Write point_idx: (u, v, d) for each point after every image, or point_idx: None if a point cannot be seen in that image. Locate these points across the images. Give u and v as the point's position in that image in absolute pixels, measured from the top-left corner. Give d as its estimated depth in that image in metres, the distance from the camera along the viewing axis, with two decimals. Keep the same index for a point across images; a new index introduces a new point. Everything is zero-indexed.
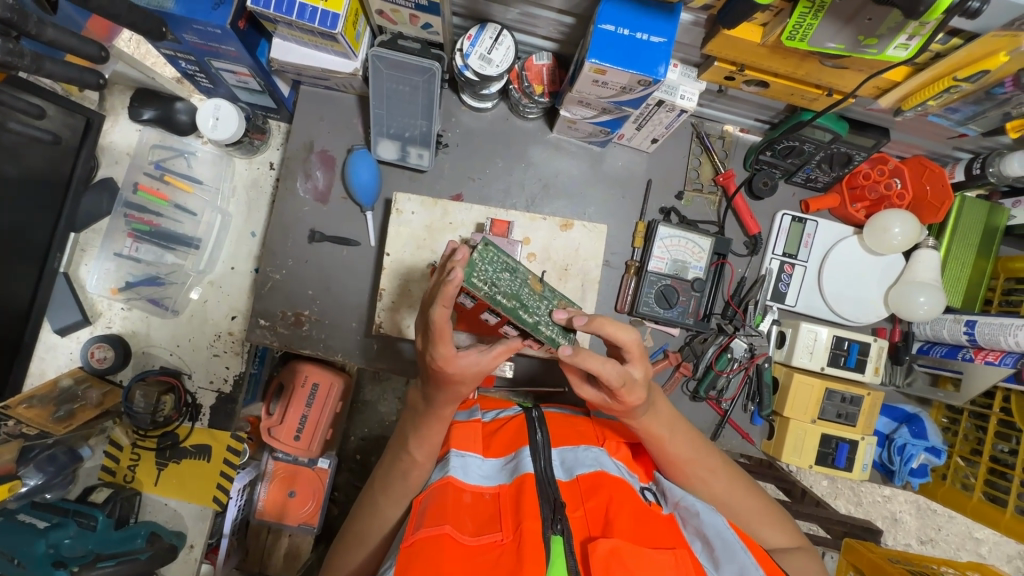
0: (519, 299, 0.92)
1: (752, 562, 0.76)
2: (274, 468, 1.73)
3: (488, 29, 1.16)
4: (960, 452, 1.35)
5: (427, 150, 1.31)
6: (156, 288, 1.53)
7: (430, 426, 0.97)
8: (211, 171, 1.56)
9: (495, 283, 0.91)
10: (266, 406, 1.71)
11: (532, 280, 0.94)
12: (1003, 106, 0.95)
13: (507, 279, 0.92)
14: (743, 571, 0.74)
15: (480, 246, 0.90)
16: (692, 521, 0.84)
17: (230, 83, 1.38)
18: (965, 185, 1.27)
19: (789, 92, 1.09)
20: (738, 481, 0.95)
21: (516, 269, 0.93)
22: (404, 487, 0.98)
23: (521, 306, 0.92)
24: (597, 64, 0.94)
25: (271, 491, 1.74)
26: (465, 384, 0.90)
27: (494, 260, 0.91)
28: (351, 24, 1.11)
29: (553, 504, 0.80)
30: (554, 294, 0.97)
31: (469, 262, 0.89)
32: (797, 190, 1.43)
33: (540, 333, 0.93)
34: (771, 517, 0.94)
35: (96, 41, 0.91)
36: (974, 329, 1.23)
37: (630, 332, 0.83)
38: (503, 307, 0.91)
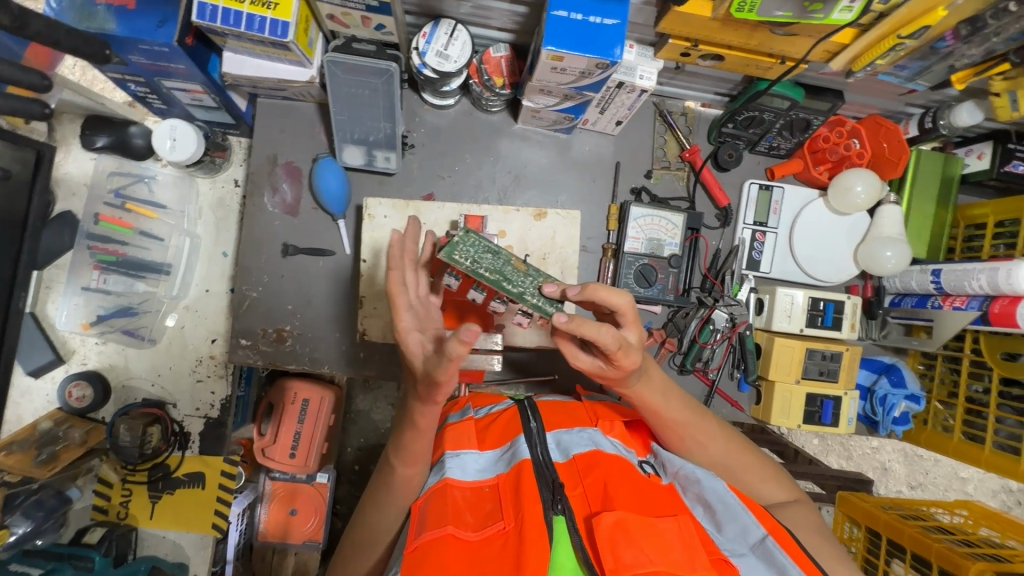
0: (503, 274, 0.89)
1: (754, 521, 0.78)
2: (271, 488, 1.72)
3: (442, 25, 1.15)
4: (937, 397, 1.40)
5: (393, 152, 1.29)
6: (130, 318, 1.50)
7: (406, 436, 0.94)
8: (174, 194, 1.52)
9: (479, 259, 0.89)
10: (258, 426, 1.69)
11: (516, 259, 0.92)
12: (947, 60, 0.97)
13: (489, 258, 0.90)
14: (746, 531, 0.77)
15: (461, 229, 0.89)
16: (693, 487, 0.85)
17: (184, 101, 1.35)
18: (919, 139, 1.31)
19: (744, 63, 1.11)
20: (734, 442, 0.97)
21: (499, 250, 0.92)
22: (396, 493, 0.96)
23: (504, 280, 0.89)
24: (554, 51, 0.93)
25: (272, 511, 1.73)
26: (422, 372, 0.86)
27: (477, 242, 0.90)
28: (302, 31, 1.09)
29: (551, 486, 0.81)
30: (540, 272, 0.93)
31: (450, 242, 0.88)
32: (761, 158, 1.46)
33: (525, 303, 0.89)
34: (766, 473, 0.96)
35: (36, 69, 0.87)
36: (940, 278, 1.27)
37: (623, 295, 0.82)
38: (486, 279, 0.88)
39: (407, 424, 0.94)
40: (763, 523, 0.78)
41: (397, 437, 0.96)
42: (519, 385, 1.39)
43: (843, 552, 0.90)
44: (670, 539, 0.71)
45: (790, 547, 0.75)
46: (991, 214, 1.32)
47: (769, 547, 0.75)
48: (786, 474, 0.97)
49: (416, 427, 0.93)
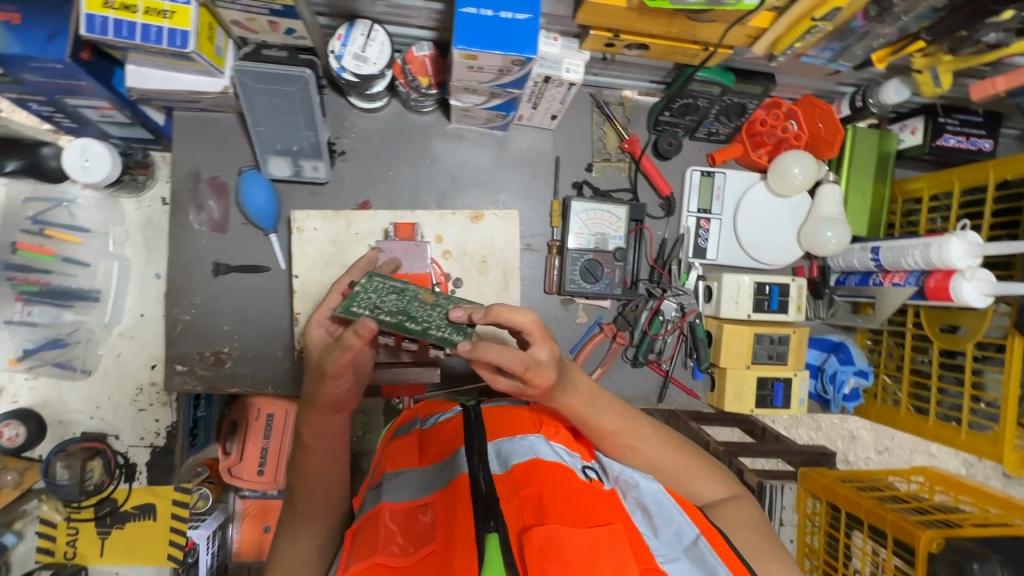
0: (406, 314, 0.92)
1: (687, 522, 0.79)
2: (242, 506, 1.66)
3: (358, 26, 1.10)
4: (885, 370, 1.42)
5: (320, 162, 1.24)
6: (60, 351, 1.41)
7: (303, 455, 0.96)
8: (97, 216, 1.43)
9: (381, 304, 0.94)
10: (223, 445, 1.60)
11: (422, 293, 0.93)
12: (864, 40, 0.99)
13: (393, 299, 0.94)
14: (680, 534, 0.77)
15: (362, 278, 0.95)
16: (633, 492, 0.86)
17: (95, 119, 1.27)
18: (852, 118, 1.31)
19: (669, 51, 1.09)
20: (670, 442, 0.95)
21: (403, 288, 0.94)
22: (313, 516, 0.95)
23: (409, 320, 0.92)
24: (465, 50, 0.90)
25: (245, 530, 1.67)
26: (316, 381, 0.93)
27: (379, 287, 0.94)
28: (206, 39, 1.03)
29: (485, 503, 0.77)
30: (449, 300, 0.94)
31: (351, 294, 0.95)
32: (701, 145, 1.44)
33: (430, 337, 0.91)
34: (703, 471, 0.96)
35: None
36: (879, 254, 1.28)
37: (526, 314, 0.80)
38: (389, 326, 0.91)
39: (297, 441, 0.98)
40: (696, 525, 0.79)
41: (297, 461, 0.97)
42: (471, 390, 1.37)
43: (779, 548, 0.92)
44: (600, 549, 0.69)
45: (721, 548, 0.76)
46: (925, 188, 1.33)
47: (702, 549, 0.75)
48: (723, 470, 0.97)
49: (304, 442, 0.96)
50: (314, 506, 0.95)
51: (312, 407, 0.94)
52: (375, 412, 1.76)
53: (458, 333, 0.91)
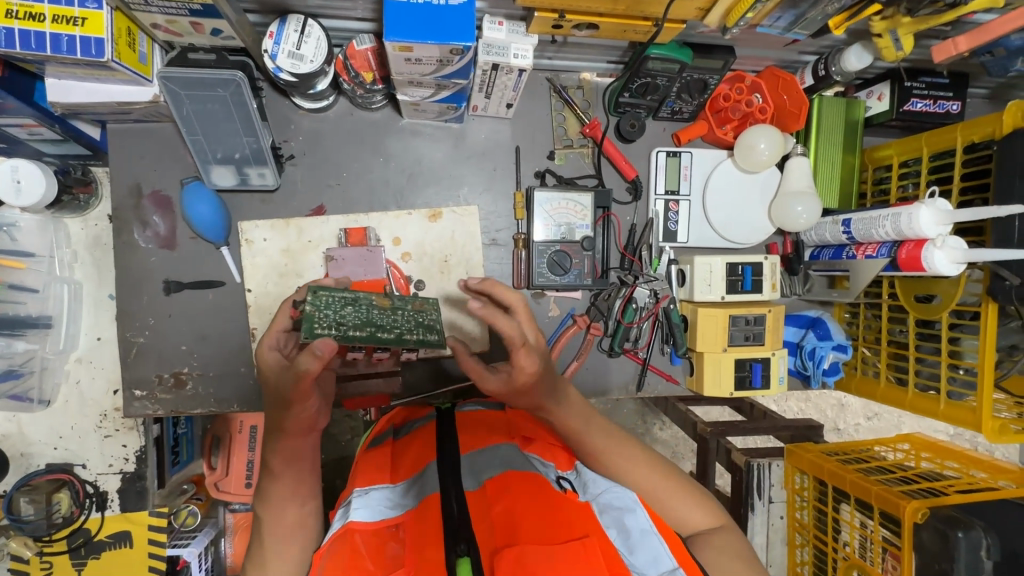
0: (373, 321, 0.93)
1: (666, 549, 0.73)
2: (233, 521, 1.61)
3: (290, 22, 1.03)
4: (864, 343, 1.40)
5: (266, 168, 1.18)
6: (15, 382, 1.34)
7: (268, 484, 0.92)
8: (41, 240, 1.35)
9: (341, 319, 0.91)
10: (206, 461, 1.56)
11: (377, 301, 0.98)
12: (818, 6, 0.94)
13: (351, 311, 0.93)
14: (657, 559, 0.72)
15: (311, 297, 0.91)
16: (611, 512, 0.80)
17: (24, 137, 1.20)
18: (816, 87, 1.27)
19: (620, 30, 1.03)
20: (662, 467, 0.95)
21: (356, 299, 0.95)
22: (275, 546, 0.89)
23: (381, 327, 0.93)
24: (398, 42, 0.84)
25: (238, 544, 1.61)
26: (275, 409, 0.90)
27: (331, 302, 0.92)
28: (125, 46, 0.96)
29: (455, 525, 0.70)
30: (405, 301, 1.02)
31: (307, 316, 0.88)
32: (665, 124, 1.39)
33: (407, 341, 0.94)
34: (692, 497, 0.94)
35: None
36: (850, 226, 1.25)
37: (519, 294, 0.88)
38: (364, 336, 0.89)
39: (264, 469, 0.94)
40: (675, 556, 0.73)
41: (262, 489, 0.93)
42: (446, 393, 1.31)
43: None
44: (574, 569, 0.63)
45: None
46: (895, 154, 1.30)
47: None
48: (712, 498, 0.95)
49: (270, 469, 0.92)
50: (277, 536, 0.90)
51: (279, 433, 0.90)
52: (354, 419, 1.72)
53: (430, 330, 0.99)
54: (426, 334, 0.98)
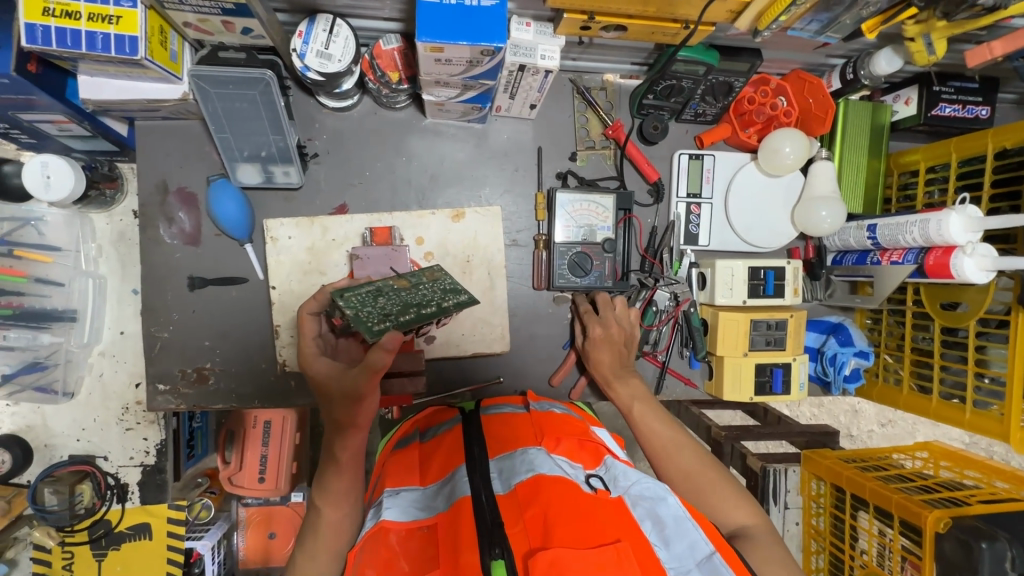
0: (409, 301, 1.04)
1: (702, 536, 0.75)
2: (245, 515, 1.64)
3: (319, 21, 1.04)
4: (886, 349, 1.39)
5: (292, 166, 1.19)
6: (40, 374, 1.35)
7: (329, 475, 0.92)
8: (67, 235, 1.37)
9: (384, 309, 1.01)
10: (222, 455, 1.58)
11: (397, 284, 1.07)
12: (852, 9, 0.93)
13: (384, 302, 1.03)
14: (693, 547, 0.74)
15: (347, 302, 1.00)
16: (646, 503, 0.81)
17: (54, 133, 1.21)
18: (843, 91, 1.26)
19: (649, 31, 1.03)
20: (708, 466, 1.00)
21: (381, 290, 1.05)
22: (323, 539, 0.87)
23: (418, 303, 1.04)
24: (430, 43, 0.84)
25: (250, 537, 1.65)
26: (336, 404, 0.94)
27: (364, 302, 1.02)
28: (157, 44, 0.97)
29: (489, 529, 0.74)
30: (418, 274, 1.11)
31: (357, 320, 0.97)
32: (688, 126, 1.39)
33: (447, 307, 1.03)
34: (730, 496, 0.95)
35: None
36: (876, 232, 1.24)
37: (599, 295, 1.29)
38: (414, 314, 1.01)
39: (329, 461, 0.95)
40: (710, 540, 0.75)
41: (320, 481, 0.94)
42: (465, 392, 1.34)
43: None
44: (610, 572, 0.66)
45: (732, 561, 0.74)
46: (923, 159, 1.28)
47: (716, 564, 0.72)
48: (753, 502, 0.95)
49: (337, 461, 0.93)
50: (326, 530, 0.88)
51: (340, 428, 0.94)
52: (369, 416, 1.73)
53: (455, 291, 1.08)
54: (454, 296, 1.06)
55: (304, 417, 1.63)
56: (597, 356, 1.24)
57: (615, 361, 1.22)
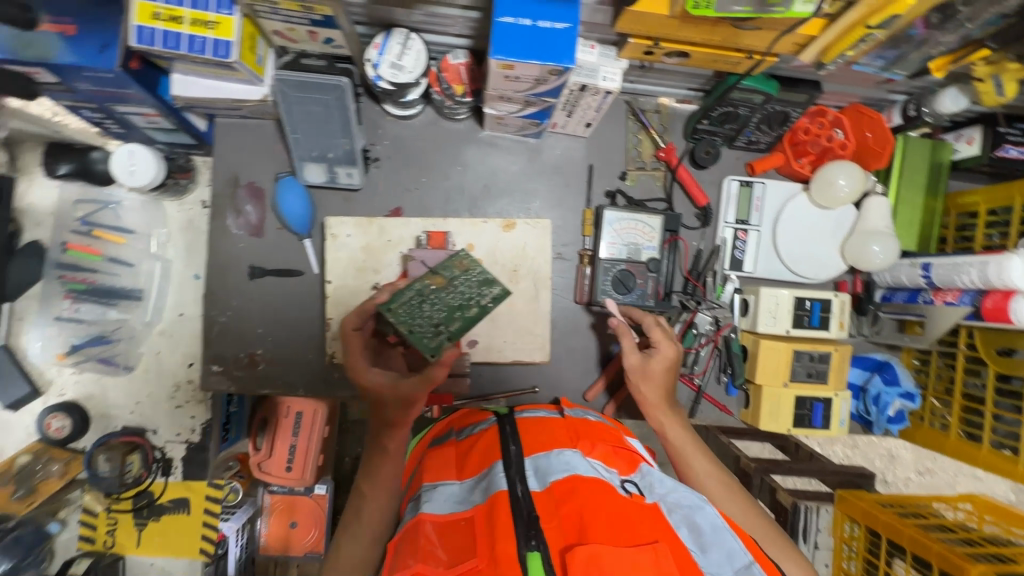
0: (451, 304, 1.04)
1: (740, 546, 0.78)
2: (270, 502, 1.67)
3: (395, 34, 1.10)
4: (934, 393, 1.35)
5: (355, 168, 1.25)
6: (104, 346, 1.47)
7: (376, 461, 0.95)
8: (141, 219, 1.48)
9: (431, 318, 1.01)
10: (253, 441, 1.60)
11: (433, 282, 1.05)
12: (921, 47, 0.94)
13: (428, 308, 1.02)
14: (732, 555, 0.76)
15: (393, 317, 1.00)
16: (683, 510, 0.83)
17: (142, 125, 1.31)
18: (904, 128, 1.25)
19: (711, 59, 1.06)
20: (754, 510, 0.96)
21: (421, 294, 1.03)
22: (364, 527, 0.89)
23: (460, 304, 1.04)
24: (503, 60, 0.89)
25: (273, 525, 1.66)
26: (388, 406, 0.96)
27: (409, 313, 1.01)
28: (248, 49, 1.05)
29: (527, 520, 0.78)
30: (450, 265, 1.08)
31: (415, 338, 0.98)
32: (740, 153, 1.40)
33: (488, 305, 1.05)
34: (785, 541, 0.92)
35: None
36: (930, 271, 1.22)
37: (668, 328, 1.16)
38: (461, 321, 1.02)
39: (377, 448, 0.97)
40: (749, 551, 0.78)
41: (367, 468, 0.96)
42: (499, 399, 1.36)
43: None
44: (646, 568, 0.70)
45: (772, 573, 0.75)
46: (982, 202, 1.25)
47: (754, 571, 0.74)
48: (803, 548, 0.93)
49: (385, 450, 0.96)
50: (369, 518, 0.91)
51: (391, 424, 0.96)
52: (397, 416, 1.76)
53: (490, 283, 1.07)
54: (489, 289, 1.06)
55: (334, 411, 1.67)
56: (654, 378, 1.11)
57: (672, 388, 1.11)
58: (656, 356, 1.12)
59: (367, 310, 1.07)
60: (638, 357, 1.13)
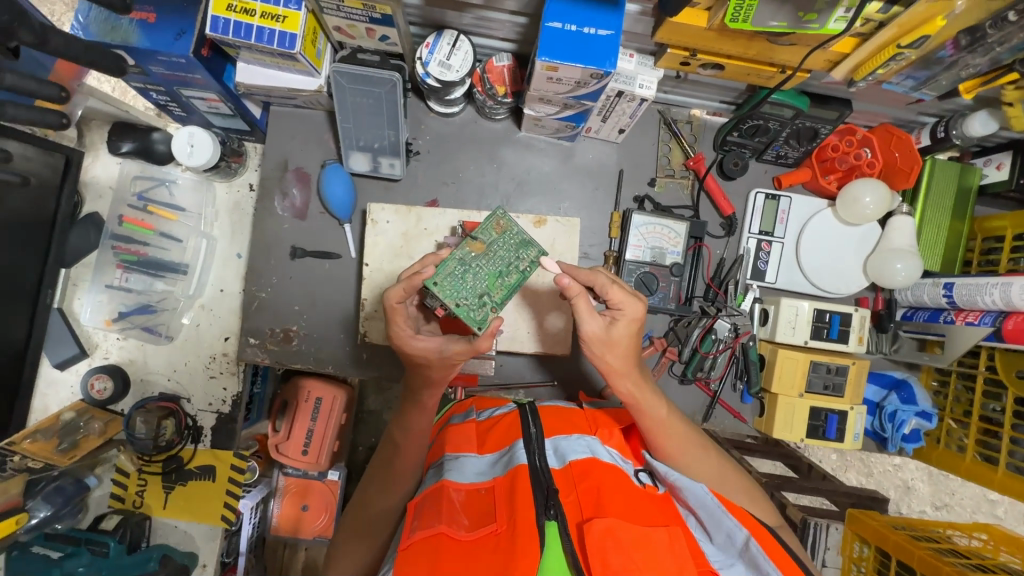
0: (491, 271, 1.01)
1: (736, 524, 0.84)
2: (285, 484, 1.75)
3: (445, 36, 1.17)
4: (952, 415, 1.35)
5: (397, 159, 1.33)
6: (149, 315, 1.56)
7: (413, 414, 1.03)
8: (193, 197, 1.58)
9: (475, 288, 0.99)
10: (272, 423, 1.73)
11: (473, 248, 1.00)
12: (952, 69, 0.97)
13: (472, 278, 0.99)
14: (732, 536, 0.84)
15: (441, 291, 0.97)
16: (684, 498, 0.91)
17: (202, 109, 1.40)
18: (932, 149, 1.28)
19: (744, 72, 1.10)
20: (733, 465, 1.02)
21: (464, 265, 0.99)
22: (396, 477, 1.04)
23: (500, 270, 1.02)
24: (548, 62, 0.96)
25: (284, 507, 1.76)
26: (432, 368, 0.96)
27: (456, 286, 0.98)
28: (310, 42, 1.13)
29: (546, 491, 0.84)
30: (486, 227, 1.02)
31: (465, 315, 0.97)
32: (768, 167, 1.44)
33: (527, 271, 1.04)
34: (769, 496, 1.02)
35: (55, 110, 0.91)
36: (952, 291, 1.23)
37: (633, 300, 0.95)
38: (503, 289, 1.01)
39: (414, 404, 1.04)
40: (743, 524, 0.84)
41: (402, 418, 1.05)
42: (520, 389, 1.44)
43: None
44: (659, 546, 0.78)
45: (768, 542, 0.82)
46: (1010, 226, 1.26)
47: (752, 549, 0.81)
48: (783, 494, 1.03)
49: (423, 405, 1.02)
50: (398, 474, 1.05)
51: (431, 383, 0.99)
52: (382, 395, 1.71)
53: (527, 245, 1.04)
54: (527, 252, 1.04)
55: (351, 400, 1.76)
56: (621, 348, 0.95)
57: (636, 352, 0.97)
58: (622, 323, 0.94)
59: (414, 283, 0.96)
60: (600, 327, 0.94)
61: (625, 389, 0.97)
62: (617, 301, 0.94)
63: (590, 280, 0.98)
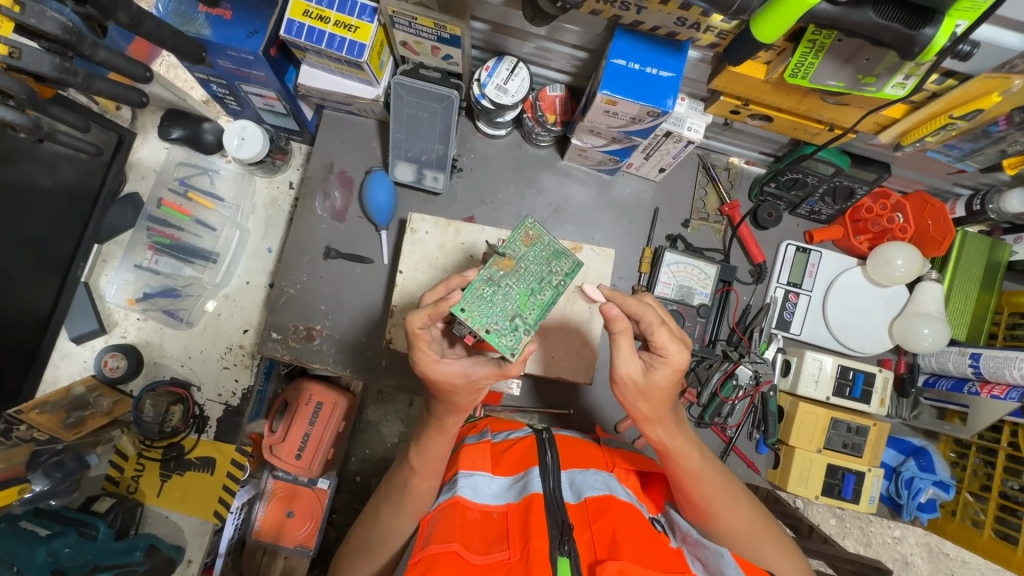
0: (521, 290, 0.98)
1: None
2: (273, 487, 1.72)
3: (505, 61, 1.22)
4: (969, 488, 1.34)
5: (442, 173, 1.37)
6: (172, 299, 1.55)
7: (433, 437, 1.00)
8: (233, 188, 1.60)
9: (505, 309, 0.96)
10: (270, 423, 1.70)
11: (500, 266, 0.97)
12: (998, 144, 1.01)
13: (502, 300, 0.96)
14: None
15: (472, 316, 0.93)
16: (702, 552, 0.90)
17: (257, 106, 1.43)
18: (965, 221, 1.31)
19: (792, 126, 1.14)
20: (749, 509, 0.99)
21: (494, 287, 0.96)
22: (410, 496, 1.02)
23: (532, 287, 0.99)
24: (609, 95, 1.01)
25: (269, 511, 1.71)
26: (459, 393, 0.92)
27: (488, 310, 0.95)
28: (376, 53, 1.18)
29: (561, 526, 0.83)
30: (513, 245, 1.00)
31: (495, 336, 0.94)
32: (800, 221, 1.46)
33: (562, 286, 1.01)
34: (784, 546, 0.99)
35: (135, 89, 0.95)
36: (979, 361, 1.23)
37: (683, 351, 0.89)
38: (535, 307, 0.98)
39: (436, 427, 1.00)
40: None
41: (421, 435, 1.02)
42: (533, 413, 1.44)
43: None
44: None
45: None
46: None
47: None
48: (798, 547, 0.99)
49: (443, 429, 0.99)
50: (408, 497, 1.02)
51: (457, 410, 0.96)
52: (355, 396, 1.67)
53: (560, 258, 1.01)
54: (559, 264, 1.01)
55: (352, 407, 1.75)
56: (656, 394, 0.90)
57: (670, 401, 0.92)
58: (662, 369, 0.89)
59: (440, 309, 0.89)
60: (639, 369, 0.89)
61: (654, 434, 0.95)
62: (661, 344, 0.88)
63: (637, 311, 0.90)
